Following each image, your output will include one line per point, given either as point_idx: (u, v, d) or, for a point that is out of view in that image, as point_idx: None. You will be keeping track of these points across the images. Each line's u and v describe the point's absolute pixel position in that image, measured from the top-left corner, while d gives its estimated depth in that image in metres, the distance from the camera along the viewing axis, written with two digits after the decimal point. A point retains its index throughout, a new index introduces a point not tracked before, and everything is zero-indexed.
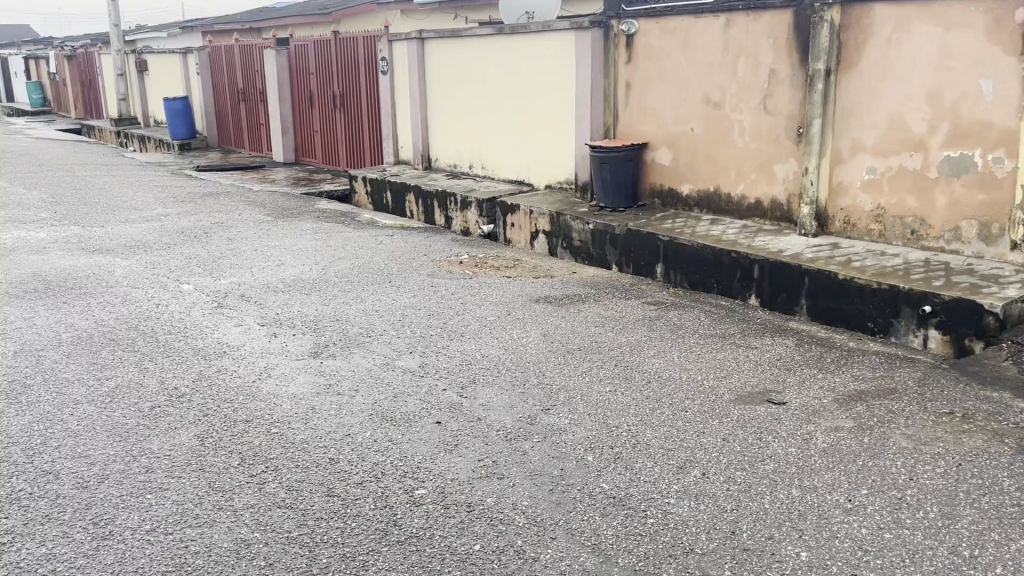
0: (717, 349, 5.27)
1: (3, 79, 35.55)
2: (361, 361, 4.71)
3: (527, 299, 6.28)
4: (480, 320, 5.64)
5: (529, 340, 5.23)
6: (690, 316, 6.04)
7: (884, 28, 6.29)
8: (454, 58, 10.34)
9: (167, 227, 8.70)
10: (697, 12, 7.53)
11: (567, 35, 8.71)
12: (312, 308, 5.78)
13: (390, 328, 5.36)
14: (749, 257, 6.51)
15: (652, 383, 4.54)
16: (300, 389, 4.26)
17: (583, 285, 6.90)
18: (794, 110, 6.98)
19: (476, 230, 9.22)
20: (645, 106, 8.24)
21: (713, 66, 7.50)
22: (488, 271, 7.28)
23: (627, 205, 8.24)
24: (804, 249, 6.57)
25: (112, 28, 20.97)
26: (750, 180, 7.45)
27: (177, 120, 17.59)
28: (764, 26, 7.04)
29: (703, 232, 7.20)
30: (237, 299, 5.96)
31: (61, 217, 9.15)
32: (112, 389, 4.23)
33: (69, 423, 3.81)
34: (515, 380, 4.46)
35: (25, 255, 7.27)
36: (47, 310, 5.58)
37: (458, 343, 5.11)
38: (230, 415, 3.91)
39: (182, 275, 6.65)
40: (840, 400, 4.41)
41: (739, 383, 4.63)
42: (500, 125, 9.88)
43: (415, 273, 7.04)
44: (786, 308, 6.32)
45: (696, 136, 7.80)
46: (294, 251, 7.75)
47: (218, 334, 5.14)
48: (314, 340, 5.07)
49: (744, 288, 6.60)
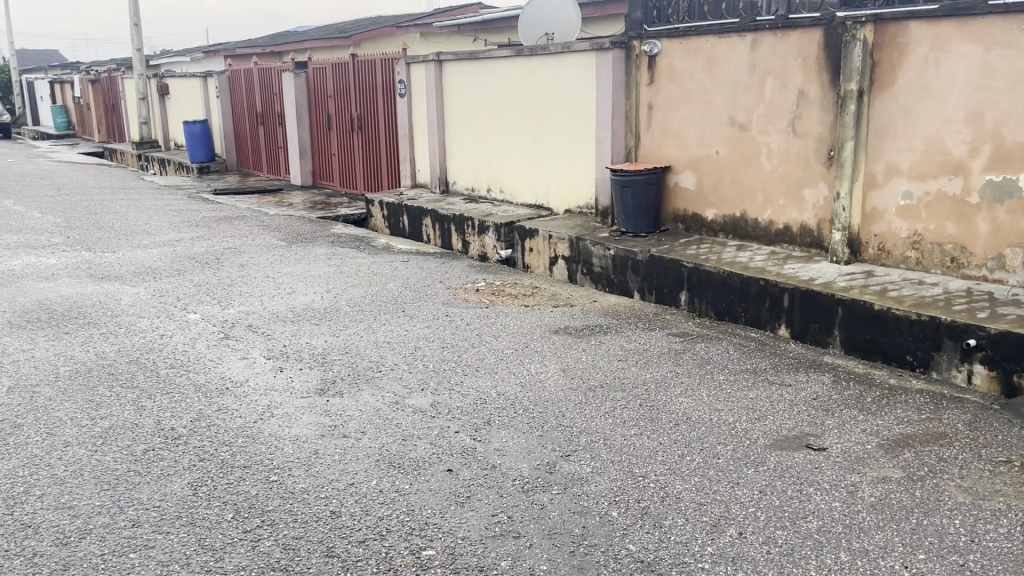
0: (749, 387, 4.95)
1: (30, 103, 36.07)
2: (369, 399, 4.44)
3: (546, 331, 6.00)
4: (496, 353, 5.36)
5: (548, 376, 4.94)
6: (718, 349, 5.72)
7: (920, 46, 6.00)
8: (472, 79, 10.14)
9: (179, 253, 8.52)
10: (722, 32, 7.27)
11: (588, 55, 8.47)
12: (322, 340, 5.53)
13: (401, 362, 5.10)
14: (778, 285, 6.20)
15: (680, 425, 4.23)
16: (303, 431, 3.99)
17: (605, 315, 6.60)
18: (824, 131, 6.68)
19: (493, 255, 8.97)
20: (668, 128, 7.97)
21: (740, 87, 7.23)
22: (505, 299, 7.01)
23: (650, 230, 7.97)
24: (836, 277, 6.25)
25: (135, 52, 21.12)
26: (778, 205, 7.14)
27: (195, 144, 17.50)
28: (793, 45, 6.77)
29: (729, 259, 6.89)
30: (245, 330, 5.73)
31: (73, 242, 9.02)
32: (105, 430, 3.98)
33: (56, 469, 3.57)
34: (534, 422, 4.17)
35: (32, 282, 7.10)
36: (48, 342, 5.37)
37: (474, 379, 4.82)
38: (228, 460, 3.65)
39: (190, 304, 6.44)
40: (885, 446, 4.10)
41: (774, 427, 4.30)
42: (518, 148, 9.65)
43: (430, 301, 6.78)
44: (817, 340, 5.99)
45: (721, 159, 7.51)
46: (307, 278, 7.53)
47: (222, 368, 4.90)
48: (322, 375, 4.81)
49: (774, 318, 6.28)
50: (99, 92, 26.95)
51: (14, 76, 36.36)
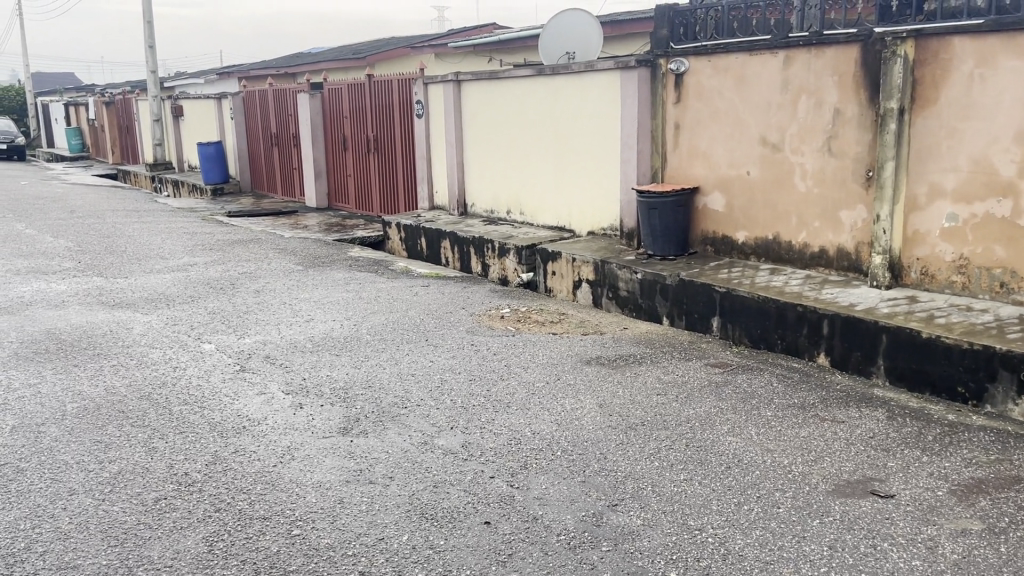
0: (799, 424, 4.61)
1: (45, 126, 36.29)
2: (395, 439, 4.14)
3: (577, 361, 5.69)
4: (527, 387, 5.06)
5: (584, 413, 4.62)
6: (761, 382, 5.40)
7: (965, 62, 5.71)
8: (492, 99, 9.91)
9: (192, 278, 8.28)
10: (752, 49, 7.00)
11: (612, 74, 8.22)
12: (343, 372, 5.24)
13: (428, 397, 4.80)
14: (817, 311, 5.88)
15: (732, 469, 3.92)
16: (326, 476, 3.70)
17: (637, 344, 6.29)
18: (863, 152, 6.38)
19: (514, 279, 8.69)
20: (696, 148, 7.69)
21: (772, 106, 6.95)
22: (531, 326, 6.71)
23: (677, 253, 7.66)
24: (879, 303, 5.92)
25: (150, 74, 21.11)
26: (813, 228, 6.84)
27: (210, 165, 17.34)
28: (829, 62, 6.49)
29: (764, 284, 6.58)
30: (262, 361, 5.46)
31: (85, 267, 8.81)
32: (113, 475, 3.70)
33: (60, 521, 3.30)
34: (575, 466, 3.86)
35: (42, 310, 6.87)
36: (55, 375, 5.11)
37: (505, 416, 4.51)
38: (246, 511, 3.37)
39: (204, 333, 6.18)
40: (958, 493, 3.76)
41: (833, 470, 3.97)
42: (539, 168, 9.40)
43: (453, 329, 6.49)
44: (859, 369, 5.66)
45: (752, 180, 7.23)
46: (325, 305, 7.26)
47: (238, 405, 4.61)
48: (344, 412, 4.51)
49: (813, 346, 5.95)
50: (114, 115, 26.98)
51: (29, 99, 36.61)
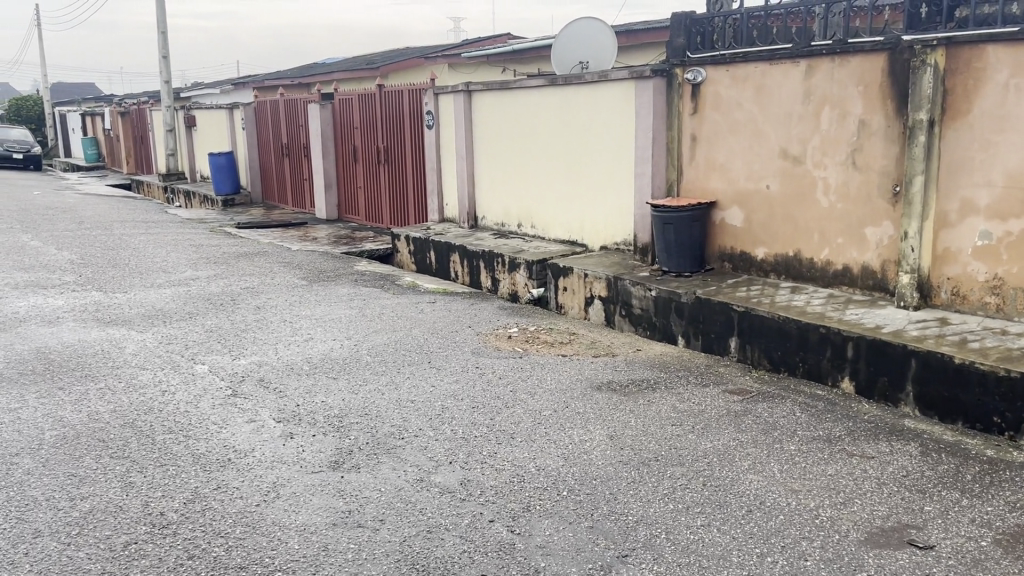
0: (825, 461, 4.28)
1: (62, 135, 36.50)
2: (389, 475, 3.85)
3: (587, 387, 5.38)
4: (533, 416, 4.75)
5: (594, 446, 4.32)
6: (783, 412, 5.07)
7: (1000, 72, 5.38)
8: (503, 111, 9.66)
9: (193, 294, 8.05)
10: (773, 58, 6.69)
11: (626, 84, 7.93)
12: (339, 399, 4.95)
13: (427, 426, 4.51)
14: (841, 332, 5.54)
15: (753, 514, 3.60)
16: (312, 518, 3.42)
17: (652, 367, 5.97)
18: (890, 165, 6.05)
19: (524, 295, 8.39)
20: (713, 161, 7.37)
21: (793, 117, 6.63)
22: (540, 347, 6.41)
23: (693, 269, 7.34)
24: (907, 325, 5.57)
25: (163, 85, 21.06)
26: (836, 245, 6.50)
27: (221, 175, 17.11)
28: (854, 71, 6.17)
29: (784, 303, 6.24)
30: (255, 385, 5.19)
31: (85, 281, 8.60)
32: (83, 515, 3.43)
33: (19, 569, 3.03)
34: (583, 509, 3.55)
35: (35, 327, 6.65)
36: (38, 399, 4.86)
37: (509, 449, 4.21)
38: (222, 559, 3.09)
39: (199, 353, 5.93)
40: (1003, 543, 3.42)
41: (864, 516, 3.64)
42: (551, 181, 9.12)
43: (459, 350, 6.20)
44: (886, 396, 5.32)
45: (773, 194, 6.91)
46: (326, 322, 6.99)
47: (225, 435, 4.33)
48: (337, 443, 4.23)
49: (836, 370, 5.61)
50: (129, 125, 27.01)
51: (47, 109, 36.86)
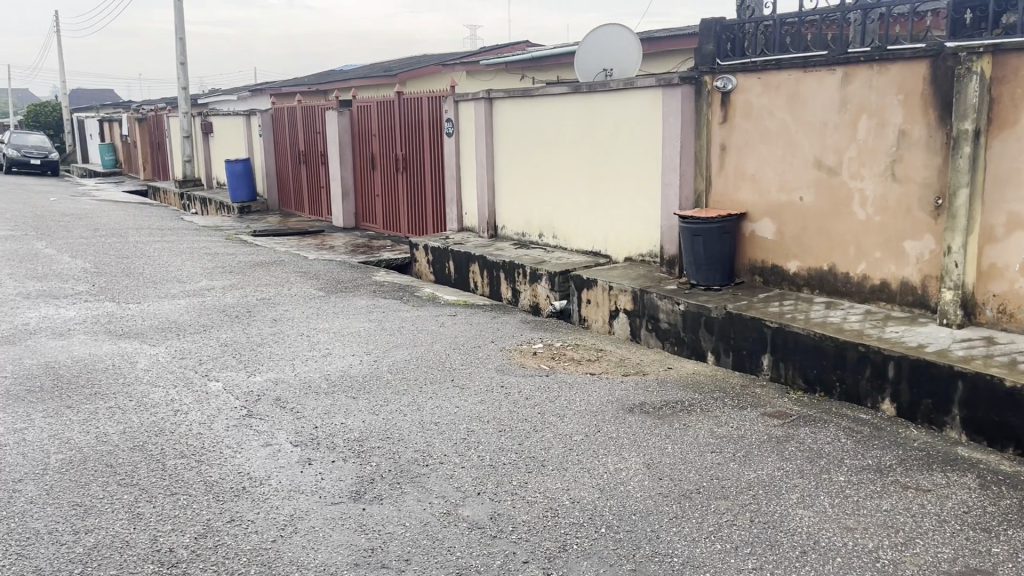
0: (878, 494, 3.99)
1: (80, 141, 36.67)
2: (414, 508, 3.61)
3: (619, 409, 5.11)
4: (564, 441, 4.49)
5: (631, 475, 4.06)
6: (827, 437, 4.79)
7: None
8: (524, 118, 9.43)
9: (208, 305, 7.85)
10: (807, 65, 6.42)
11: (653, 91, 7.67)
12: (359, 421, 4.71)
13: (452, 452, 4.27)
14: (882, 351, 5.24)
15: (808, 556, 3.33)
16: (332, 557, 3.18)
17: (685, 387, 5.70)
18: (931, 177, 5.76)
19: (546, 307, 8.14)
20: (743, 171, 7.10)
21: (828, 127, 6.34)
22: (566, 365, 6.15)
23: (722, 283, 7.04)
24: (952, 344, 5.26)
25: (180, 91, 21.01)
26: (874, 259, 6.21)
27: (238, 183, 17.01)
28: (893, 79, 5.88)
29: (820, 319, 5.95)
30: (271, 405, 4.97)
31: (97, 291, 8.43)
32: (87, 551, 3.21)
33: None
34: (624, 550, 3.30)
35: (45, 340, 6.47)
36: (45, 419, 4.66)
37: (540, 479, 3.95)
38: None
39: (213, 369, 5.72)
40: None
41: (928, 559, 3.36)
42: (574, 190, 8.87)
43: (482, 367, 5.96)
44: (930, 419, 5.02)
45: (806, 206, 6.62)
46: (345, 336, 6.77)
47: (240, 460, 4.10)
48: (358, 470, 3.99)
49: (877, 392, 5.31)
50: (145, 131, 27.00)
51: (66, 115, 37.05)
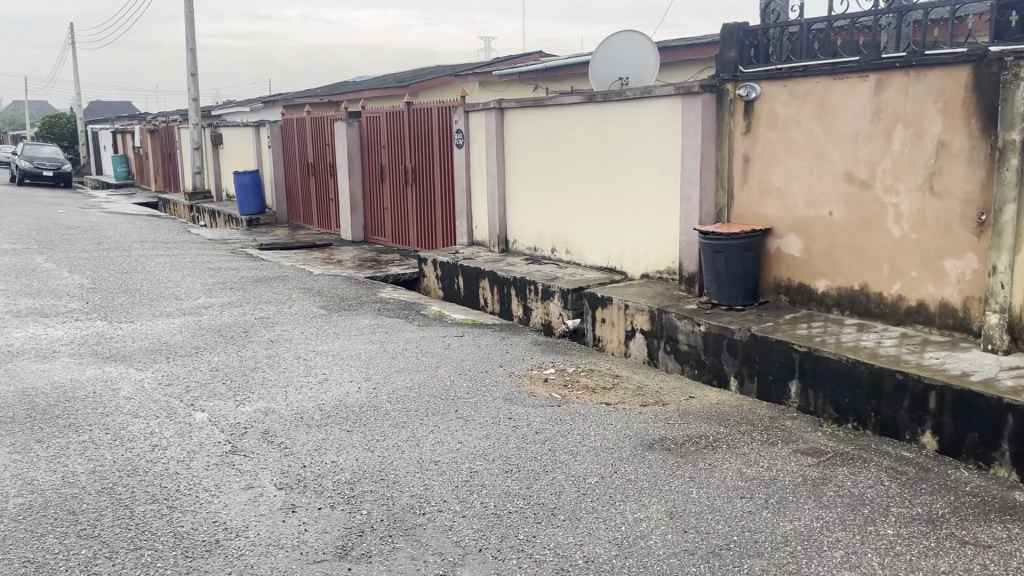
0: (933, 552, 3.52)
1: (94, 152, 36.79)
2: (406, 568, 3.19)
3: (637, 446, 4.67)
4: (576, 484, 4.06)
5: (651, 527, 3.62)
6: (868, 480, 4.32)
7: None
8: (537, 129, 9.01)
9: (203, 324, 7.48)
10: (837, 71, 5.96)
11: (671, 101, 7.25)
12: (352, 459, 4.30)
13: (452, 497, 3.84)
14: (922, 381, 4.75)
15: None
16: None
17: (709, 420, 5.24)
18: (973, 191, 5.29)
19: (558, 326, 7.70)
20: (768, 184, 6.64)
21: (859, 137, 5.90)
22: (580, 393, 5.71)
23: (746, 302, 6.57)
24: (1001, 373, 4.77)
25: (190, 102, 20.80)
26: (911, 278, 5.73)
27: (247, 194, 16.72)
28: (933, 85, 5.41)
29: (854, 343, 5.47)
30: (259, 439, 4.56)
31: (90, 309, 8.08)
32: None
33: None
34: None
35: (27, 362, 6.12)
36: (10, 455, 4.27)
37: (549, 532, 3.52)
38: None
39: (199, 397, 5.33)
40: None
41: None
42: (588, 204, 8.45)
43: (489, 396, 5.53)
44: (977, 454, 4.53)
45: (836, 222, 6.15)
46: (344, 359, 6.37)
47: (216, 507, 3.69)
48: (346, 520, 3.57)
49: (916, 424, 4.82)
50: (157, 142, 26.86)
51: (81, 127, 37.14)
